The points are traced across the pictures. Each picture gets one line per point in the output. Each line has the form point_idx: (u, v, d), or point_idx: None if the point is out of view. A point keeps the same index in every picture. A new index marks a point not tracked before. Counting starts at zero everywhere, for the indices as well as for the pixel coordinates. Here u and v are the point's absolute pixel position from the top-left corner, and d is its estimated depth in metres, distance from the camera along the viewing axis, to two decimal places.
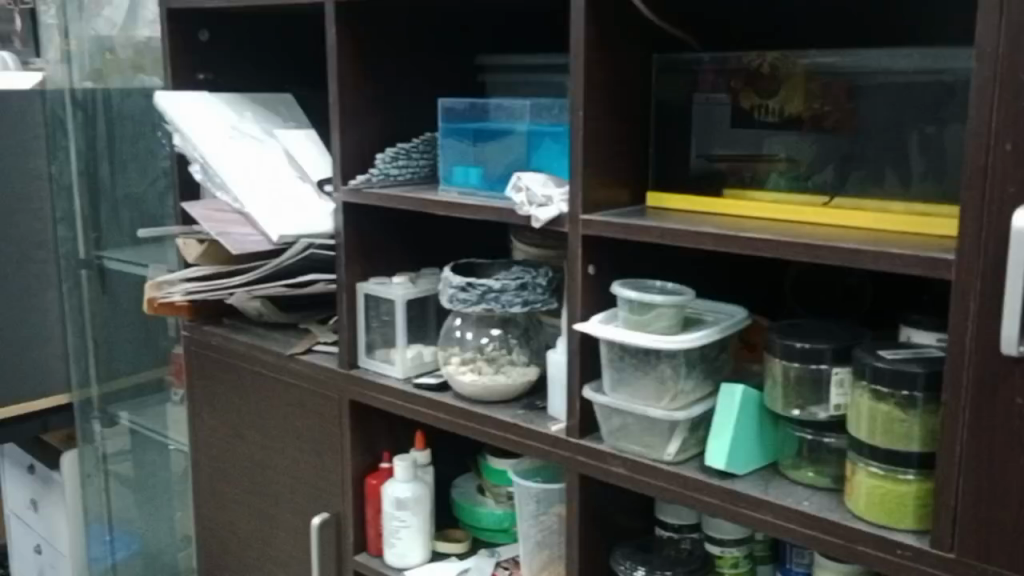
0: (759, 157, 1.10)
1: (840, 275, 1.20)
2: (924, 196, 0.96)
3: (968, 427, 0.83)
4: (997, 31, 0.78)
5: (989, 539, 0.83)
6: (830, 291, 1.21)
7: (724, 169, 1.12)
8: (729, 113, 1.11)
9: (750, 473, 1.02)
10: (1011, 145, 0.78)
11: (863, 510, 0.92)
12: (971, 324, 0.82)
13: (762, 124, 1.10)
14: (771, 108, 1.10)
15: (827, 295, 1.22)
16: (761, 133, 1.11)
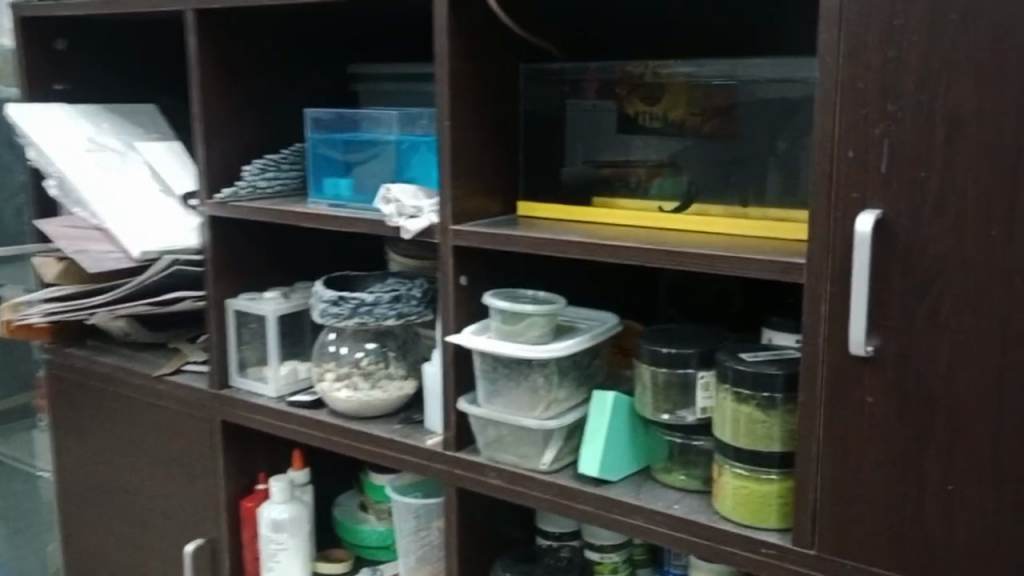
0: (630, 164, 1.11)
1: (709, 282, 1.23)
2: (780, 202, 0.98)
3: (823, 426, 0.85)
4: (838, 42, 0.80)
5: (846, 534, 0.86)
6: (701, 296, 1.23)
7: (610, 174, 1.12)
8: (615, 119, 1.12)
9: (623, 479, 1.03)
10: (853, 154, 0.81)
11: (729, 511, 0.94)
12: (823, 326, 0.84)
13: (645, 130, 1.11)
14: (655, 114, 1.10)
15: (697, 300, 1.23)
16: (636, 139, 1.11)
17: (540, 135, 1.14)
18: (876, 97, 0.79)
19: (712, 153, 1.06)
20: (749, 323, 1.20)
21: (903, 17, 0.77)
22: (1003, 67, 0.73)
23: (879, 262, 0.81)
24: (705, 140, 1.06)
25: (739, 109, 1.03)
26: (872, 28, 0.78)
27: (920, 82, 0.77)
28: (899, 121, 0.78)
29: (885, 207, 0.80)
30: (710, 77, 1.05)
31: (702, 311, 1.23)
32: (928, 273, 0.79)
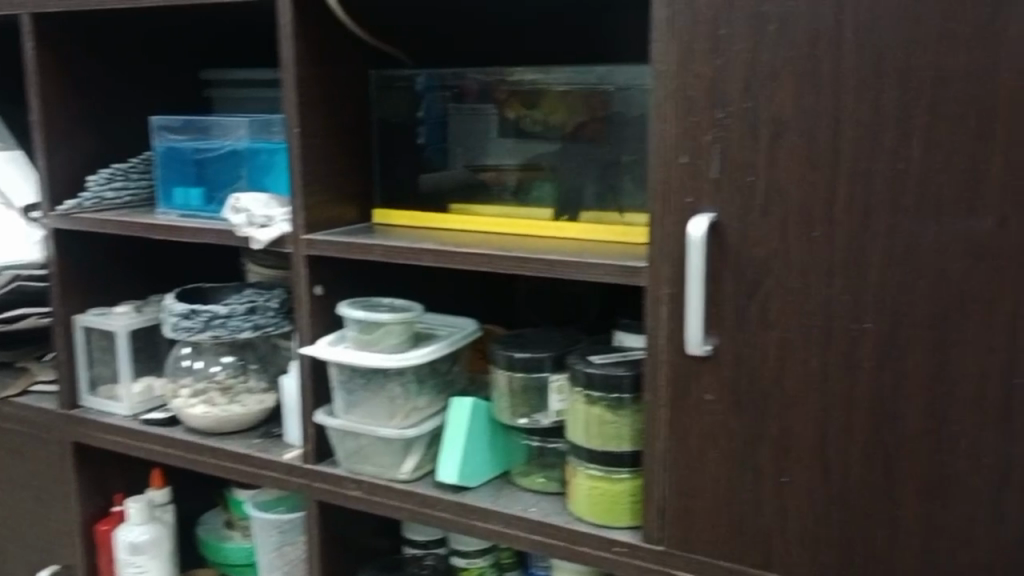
0: (487, 166, 1.11)
1: (567, 287, 1.24)
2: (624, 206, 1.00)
3: (667, 424, 0.88)
4: (667, 50, 0.82)
5: (691, 530, 0.88)
6: (560, 301, 1.25)
7: (487, 179, 1.11)
8: (495, 121, 1.11)
9: (482, 485, 1.04)
10: (686, 159, 0.83)
11: (582, 511, 0.95)
12: (665, 326, 0.87)
13: (523, 133, 1.09)
14: (536, 118, 1.08)
15: (558, 306, 1.25)
16: (510, 144, 1.10)
17: (393, 139, 1.13)
18: (704, 104, 0.82)
19: (560, 150, 1.06)
20: (600, 321, 1.20)
21: (727, 26, 0.79)
22: (818, 75, 0.77)
23: (714, 264, 0.84)
24: (552, 143, 1.07)
25: (582, 112, 1.03)
26: (699, 37, 0.81)
27: (744, 89, 0.80)
28: (726, 127, 0.81)
29: (718, 210, 0.83)
30: (557, 83, 1.05)
31: (562, 317, 1.24)
32: (758, 273, 0.82)
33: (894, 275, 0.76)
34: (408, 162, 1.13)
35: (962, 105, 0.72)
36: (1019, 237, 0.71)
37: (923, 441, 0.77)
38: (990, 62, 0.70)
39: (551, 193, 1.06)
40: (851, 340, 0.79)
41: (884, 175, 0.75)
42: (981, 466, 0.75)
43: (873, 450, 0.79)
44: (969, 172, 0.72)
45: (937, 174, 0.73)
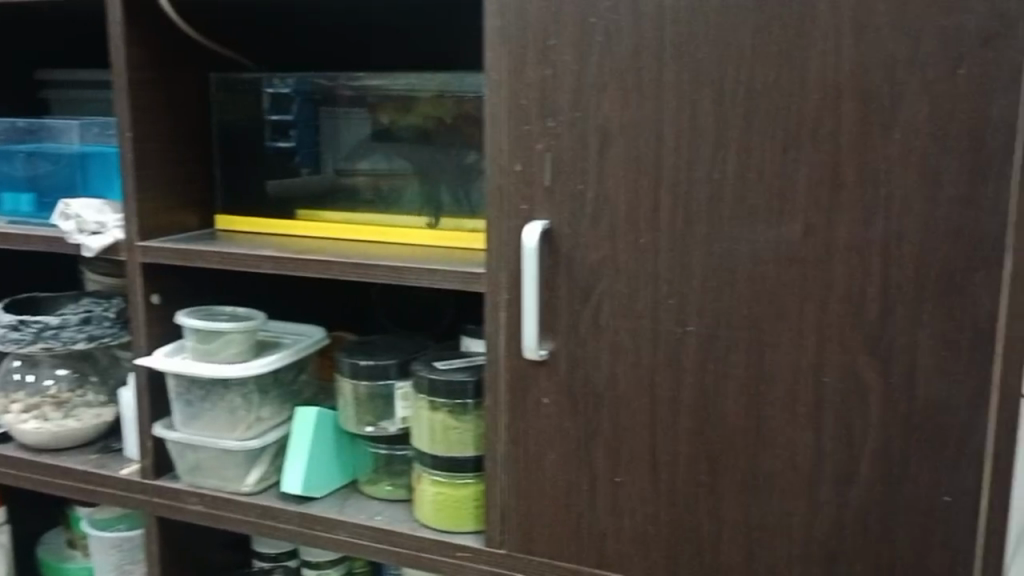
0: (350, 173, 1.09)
1: (416, 293, 1.24)
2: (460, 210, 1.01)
3: (507, 428, 0.90)
4: (501, 60, 0.85)
5: (530, 532, 0.90)
6: (410, 306, 1.25)
7: (365, 184, 1.08)
8: (370, 125, 1.07)
9: (328, 495, 1.03)
10: (520, 166, 0.85)
11: (426, 517, 0.96)
12: (503, 331, 0.89)
13: (395, 138, 1.05)
14: (411, 122, 1.03)
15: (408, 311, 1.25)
16: (375, 146, 1.07)
17: (239, 138, 1.11)
18: (536, 114, 0.84)
19: (402, 152, 1.05)
20: (451, 330, 1.20)
21: (556, 38, 0.82)
22: (640, 86, 0.80)
23: (547, 270, 0.86)
24: (392, 138, 1.05)
25: (421, 112, 1.02)
26: (530, 48, 0.83)
27: (574, 99, 0.83)
28: (557, 136, 0.84)
29: (551, 218, 0.85)
30: (398, 88, 1.03)
31: (411, 322, 1.24)
32: (590, 277, 0.85)
33: (715, 279, 0.80)
34: (251, 161, 1.11)
35: (771, 118, 0.76)
36: (823, 242, 0.76)
37: (742, 437, 0.81)
38: (795, 77, 0.75)
39: (399, 194, 1.05)
40: (677, 341, 0.83)
41: (703, 183, 0.80)
42: (795, 461, 0.80)
43: (698, 446, 0.83)
44: (779, 181, 0.77)
45: (751, 183, 0.78)
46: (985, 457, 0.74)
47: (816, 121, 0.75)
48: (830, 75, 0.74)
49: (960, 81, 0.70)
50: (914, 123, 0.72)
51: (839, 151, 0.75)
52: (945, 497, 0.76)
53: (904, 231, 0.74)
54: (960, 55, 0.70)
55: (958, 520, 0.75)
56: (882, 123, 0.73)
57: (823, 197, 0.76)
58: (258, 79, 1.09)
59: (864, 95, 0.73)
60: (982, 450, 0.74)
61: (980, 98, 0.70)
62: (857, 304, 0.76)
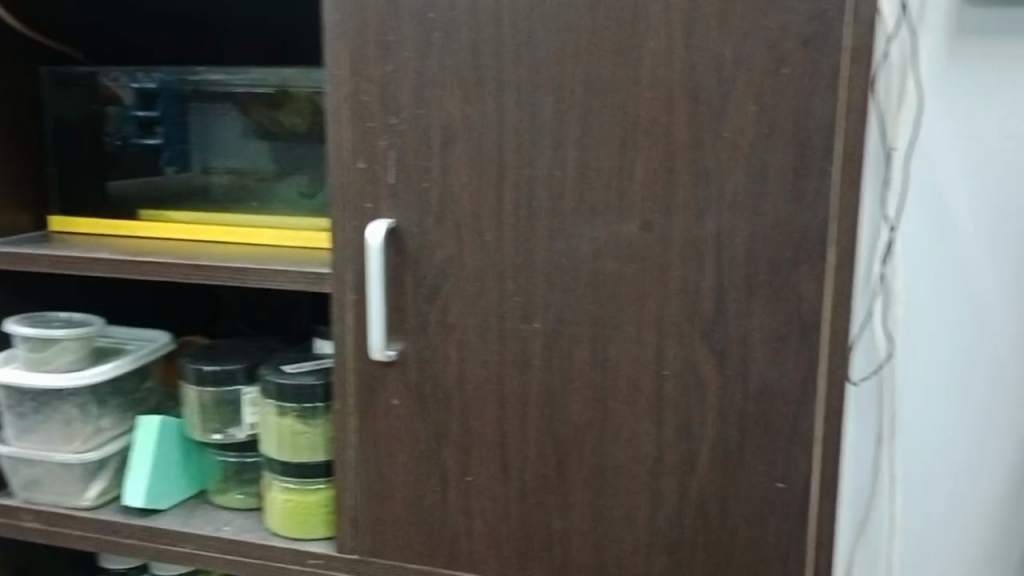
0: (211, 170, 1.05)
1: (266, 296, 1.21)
2: (308, 208, 0.99)
3: (356, 431, 0.88)
4: (340, 56, 0.83)
5: (381, 535, 0.89)
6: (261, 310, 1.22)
7: (232, 182, 1.04)
8: (242, 122, 1.03)
9: (174, 507, 0.99)
10: (363, 164, 0.84)
11: (276, 526, 0.93)
12: (350, 333, 0.87)
13: (268, 136, 1.02)
14: (284, 119, 1.00)
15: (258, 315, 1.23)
16: (244, 143, 1.04)
17: (87, 134, 1.06)
18: (377, 110, 0.83)
19: (269, 147, 1.02)
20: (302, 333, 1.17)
21: (395, 33, 0.81)
22: (481, 84, 0.80)
23: (393, 269, 0.85)
24: (264, 134, 1.02)
25: (292, 108, 0.98)
26: (370, 43, 0.82)
27: (415, 96, 0.82)
28: (399, 133, 0.83)
29: (396, 217, 0.84)
30: (266, 87, 0.99)
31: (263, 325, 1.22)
32: (436, 277, 0.84)
33: (558, 275, 0.81)
34: (113, 156, 1.06)
35: (608, 116, 0.78)
36: (661, 238, 0.78)
37: (588, 432, 0.82)
38: (629, 75, 0.77)
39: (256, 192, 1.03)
40: (521, 339, 0.83)
41: (545, 180, 0.80)
42: (640, 454, 0.81)
43: (545, 443, 0.84)
44: (617, 178, 0.78)
45: (591, 180, 0.79)
46: (814, 443, 0.77)
47: (651, 119, 0.77)
48: (663, 74, 0.76)
49: (782, 81, 0.73)
50: (742, 122, 0.75)
51: (673, 149, 0.76)
52: (779, 484, 0.78)
53: (735, 226, 0.76)
54: (782, 56, 0.73)
55: (791, 505, 0.78)
56: (712, 122, 0.75)
57: (659, 194, 0.77)
58: (123, 73, 1.04)
59: (694, 94, 0.75)
60: (812, 436, 0.77)
61: (803, 98, 0.73)
62: (693, 299, 0.78)
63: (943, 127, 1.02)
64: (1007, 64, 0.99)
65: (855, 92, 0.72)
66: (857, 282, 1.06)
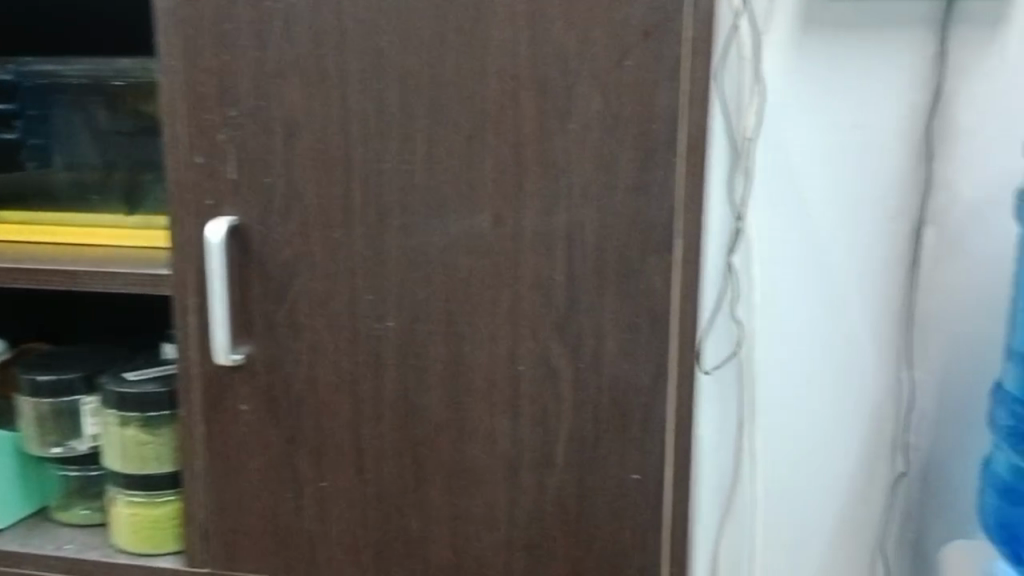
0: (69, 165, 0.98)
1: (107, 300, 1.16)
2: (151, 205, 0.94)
3: (203, 440, 0.85)
4: (173, 45, 0.79)
5: (233, 546, 0.86)
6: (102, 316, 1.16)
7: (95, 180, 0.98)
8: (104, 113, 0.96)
9: (12, 527, 0.93)
10: (202, 159, 0.81)
11: (122, 542, 0.89)
12: (194, 336, 0.83)
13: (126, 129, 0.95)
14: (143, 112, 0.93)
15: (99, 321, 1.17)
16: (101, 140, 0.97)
17: None
18: (215, 102, 0.79)
19: (107, 139, 0.97)
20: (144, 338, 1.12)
21: (232, 21, 0.78)
22: (323, 75, 0.77)
23: (237, 269, 0.81)
24: (102, 131, 0.97)
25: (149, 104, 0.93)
26: (204, 32, 0.79)
27: (255, 87, 0.79)
28: (239, 126, 0.79)
29: (238, 214, 0.81)
30: (105, 78, 0.94)
31: (105, 330, 1.16)
32: (283, 276, 0.81)
33: (409, 271, 0.79)
34: None
35: (455, 108, 0.76)
36: (511, 233, 0.77)
37: (444, 431, 0.81)
38: (474, 65, 0.75)
39: (99, 189, 0.97)
40: (371, 339, 0.80)
41: (393, 174, 0.78)
42: (497, 451, 0.80)
43: (401, 446, 0.81)
44: (465, 171, 0.76)
45: (439, 173, 0.77)
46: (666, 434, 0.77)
47: (498, 111, 0.75)
48: (508, 64, 0.74)
49: (626, 72, 0.73)
50: (588, 114, 0.74)
51: (520, 141, 0.75)
52: (634, 475, 0.78)
53: (584, 220, 0.75)
54: (624, 48, 0.72)
55: (646, 495, 0.78)
56: (558, 114, 0.74)
57: (507, 187, 0.76)
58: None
59: (539, 85, 0.74)
60: (664, 428, 0.77)
61: (647, 90, 0.73)
62: (545, 293, 0.77)
63: (791, 116, 1.04)
64: (852, 54, 1.01)
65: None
66: (706, 270, 1.08)
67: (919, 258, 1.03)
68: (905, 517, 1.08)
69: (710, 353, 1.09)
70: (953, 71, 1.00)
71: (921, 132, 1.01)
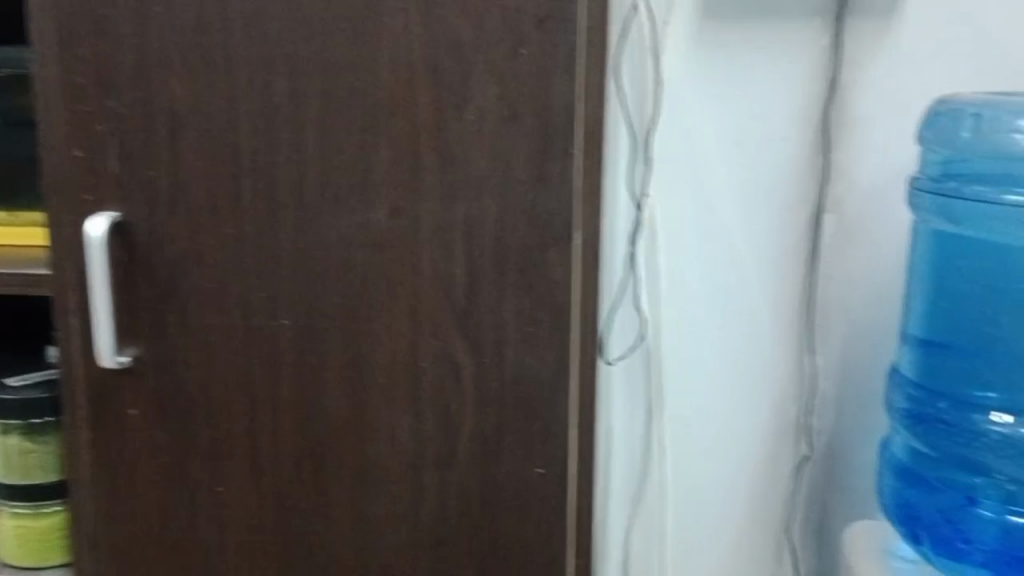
0: None
1: None
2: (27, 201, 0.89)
3: (88, 447, 0.82)
4: (47, 32, 0.75)
5: (125, 553, 0.83)
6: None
7: None
8: None
9: None
10: (81, 152, 0.77)
11: (8, 554, 0.86)
12: (77, 338, 0.80)
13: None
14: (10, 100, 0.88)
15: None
16: None
17: None
18: (94, 92, 0.76)
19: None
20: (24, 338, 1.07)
21: (109, 6, 0.74)
22: (209, 63, 0.74)
23: (122, 267, 0.78)
24: None
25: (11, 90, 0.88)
26: (80, 18, 0.75)
27: (136, 76, 0.75)
28: (121, 117, 0.76)
29: (121, 210, 0.77)
30: None
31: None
32: (171, 273, 0.78)
33: (304, 268, 0.76)
34: None
35: (348, 98, 0.73)
36: (409, 226, 0.75)
37: (344, 431, 0.79)
38: (366, 54, 0.73)
39: None
40: (266, 338, 0.78)
41: (285, 166, 0.75)
42: (399, 449, 0.78)
43: (299, 447, 0.79)
44: (359, 163, 0.74)
45: (333, 166, 0.75)
46: (569, 427, 0.76)
47: (393, 101, 0.73)
48: (401, 53, 0.72)
49: (521, 61, 0.72)
50: (484, 103, 0.72)
51: (416, 132, 0.73)
52: (538, 470, 0.77)
53: (481, 212, 0.74)
54: (519, 36, 0.71)
55: (549, 490, 0.77)
56: (454, 103, 0.73)
57: (404, 179, 0.74)
58: None
59: (434, 74, 0.72)
60: (568, 422, 0.76)
61: (543, 79, 0.72)
62: (444, 287, 0.75)
63: (693, 105, 1.04)
64: (750, 44, 1.02)
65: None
66: (612, 259, 1.08)
67: (819, 245, 1.05)
68: (809, 500, 1.10)
69: (619, 343, 1.10)
70: (848, 61, 1.01)
71: (819, 121, 1.03)
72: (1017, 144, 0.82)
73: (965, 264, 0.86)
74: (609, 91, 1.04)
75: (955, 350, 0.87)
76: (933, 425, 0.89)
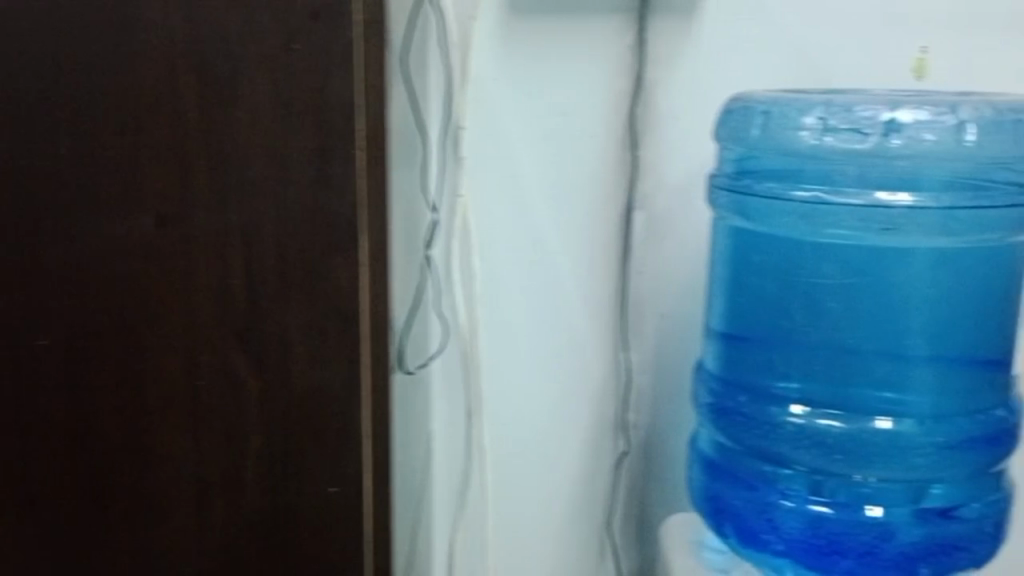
0: None
1: None
2: None
3: None
4: None
5: None
6: None
7: None
8: None
9: None
10: None
11: None
12: None
13: None
14: None
15: None
16: None
17: None
18: None
19: None
20: None
21: None
22: None
23: None
24: None
25: None
26: None
27: None
28: None
29: None
30: None
31: None
32: None
33: (65, 280, 0.70)
34: None
35: (105, 95, 0.67)
36: (178, 234, 0.69)
37: (118, 457, 0.72)
38: (124, 49, 0.67)
39: None
40: (28, 359, 0.71)
41: (37, 171, 0.68)
42: (178, 474, 0.73)
43: (68, 478, 0.73)
44: (120, 166, 0.68)
45: (91, 170, 0.68)
46: (363, 441, 0.73)
47: (154, 99, 0.67)
48: (163, 47, 0.67)
49: (295, 57, 0.67)
50: (256, 102, 0.68)
51: (184, 132, 0.68)
52: (333, 488, 0.73)
53: (259, 216, 0.69)
54: (291, 31, 0.67)
55: (344, 510, 0.73)
56: (222, 101, 0.67)
57: (172, 184, 0.68)
58: None
59: (199, 71, 0.67)
60: (361, 437, 0.72)
61: (319, 76, 0.67)
62: (222, 298, 0.70)
63: (498, 103, 1.02)
64: (554, 41, 1.01)
65: (372, 72, 0.68)
66: (429, 260, 1.06)
67: (631, 244, 1.05)
68: (629, 495, 1.10)
69: (415, 354, 1.06)
70: (652, 59, 1.01)
71: (625, 121, 1.03)
72: (802, 141, 0.84)
73: (759, 260, 0.87)
74: (396, 92, 0.97)
75: (755, 343, 0.88)
76: (733, 418, 0.91)
